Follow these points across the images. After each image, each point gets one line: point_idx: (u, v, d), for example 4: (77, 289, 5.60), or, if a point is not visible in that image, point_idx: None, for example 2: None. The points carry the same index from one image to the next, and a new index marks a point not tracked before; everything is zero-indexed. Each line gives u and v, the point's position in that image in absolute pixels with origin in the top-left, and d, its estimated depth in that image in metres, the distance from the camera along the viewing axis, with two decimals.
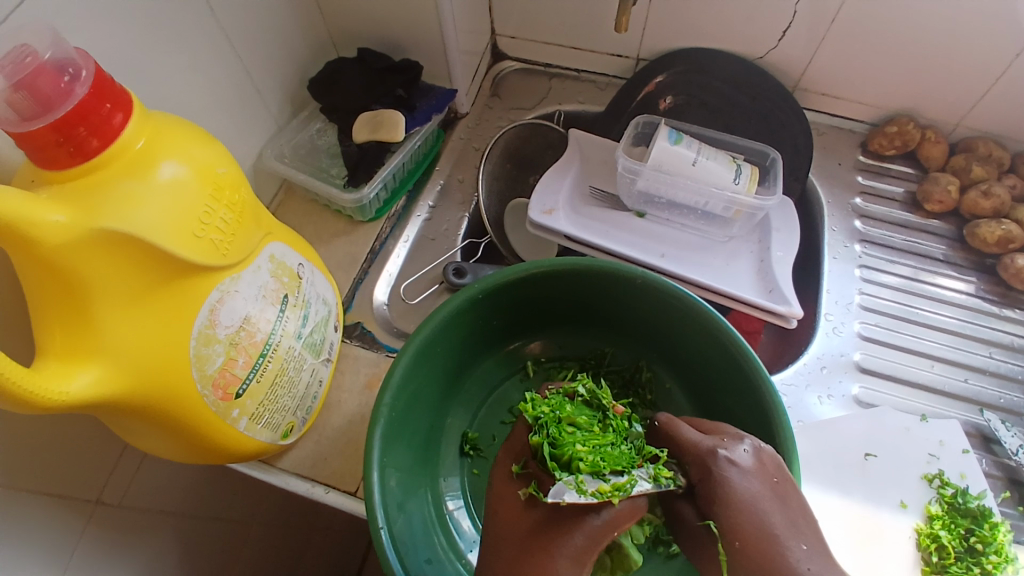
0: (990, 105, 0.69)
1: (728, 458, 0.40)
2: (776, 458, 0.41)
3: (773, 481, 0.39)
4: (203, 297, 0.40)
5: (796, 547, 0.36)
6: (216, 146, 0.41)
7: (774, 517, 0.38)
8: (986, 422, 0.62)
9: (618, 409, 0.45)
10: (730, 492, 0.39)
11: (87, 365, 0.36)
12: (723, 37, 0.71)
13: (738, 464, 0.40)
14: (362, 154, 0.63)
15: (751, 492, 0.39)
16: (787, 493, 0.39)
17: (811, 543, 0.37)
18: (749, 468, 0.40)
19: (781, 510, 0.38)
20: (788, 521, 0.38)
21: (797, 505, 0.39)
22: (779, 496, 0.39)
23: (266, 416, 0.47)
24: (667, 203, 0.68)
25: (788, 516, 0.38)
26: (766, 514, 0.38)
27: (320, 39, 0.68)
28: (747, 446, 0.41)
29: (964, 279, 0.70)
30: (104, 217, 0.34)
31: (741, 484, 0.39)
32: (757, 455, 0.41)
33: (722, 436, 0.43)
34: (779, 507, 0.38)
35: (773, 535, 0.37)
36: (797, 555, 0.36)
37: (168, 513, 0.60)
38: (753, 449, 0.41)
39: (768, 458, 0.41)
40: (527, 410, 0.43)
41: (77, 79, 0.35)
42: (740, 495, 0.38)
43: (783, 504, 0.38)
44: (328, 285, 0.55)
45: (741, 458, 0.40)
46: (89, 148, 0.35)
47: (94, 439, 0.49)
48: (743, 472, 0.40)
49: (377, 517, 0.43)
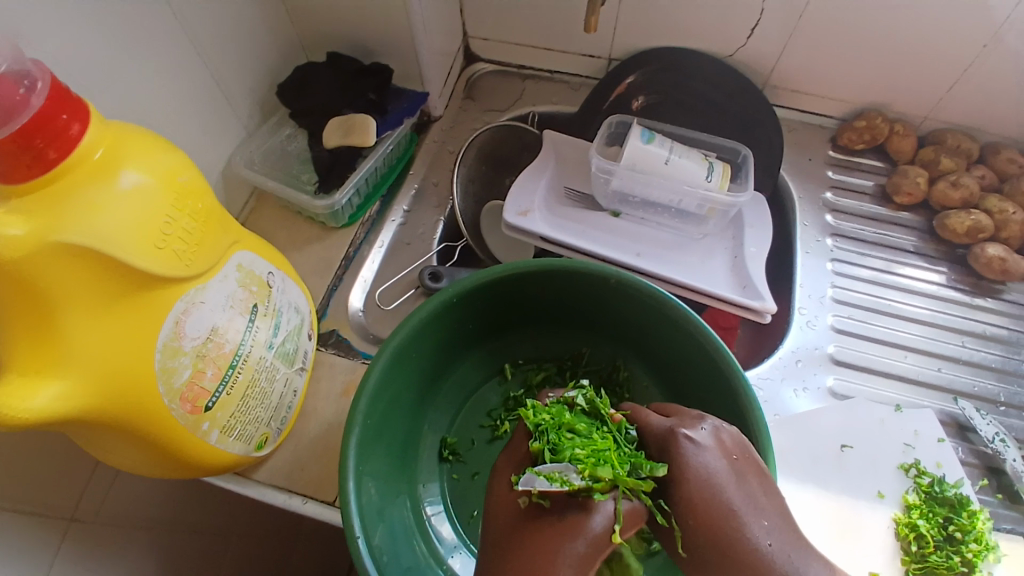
0: (956, 98, 0.70)
1: (689, 438, 0.41)
2: (736, 438, 0.42)
3: (727, 458, 0.41)
4: (168, 308, 0.39)
5: (756, 524, 0.38)
6: (178, 154, 0.41)
7: (732, 494, 0.39)
8: (961, 411, 0.62)
9: (617, 416, 0.45)
10: (687, 471, 0.40)
11: (50, 380, 0.35)
12: (694, 35, 0.71)
13: (698, 443, 0.41)
14: (334, 159, 0.63)
15: (711, 470, 0.40)
16: (746, 472, 0.40)
17: (773, 519, 0.39)
18: (707, 446, 0.41)
19: (739, 489, 0.39)
20: (746, 497, 0.39)
21: (757, 482, 0.40)
22: (737, 473, 0.40)
23: (238, 427, 0.46)
24: (642, 201, 0.68)
25: (745, 493, 0.39)
26: (722, 491, 0.39)
27: (289, 44, 0.67)
28: (707, 427, 0.42)
29: (937, 270, 0.71)
30: (61, 230, 0.34)
31: (700, 462, 0.40)
32: (716, 435, 0.42)
33: (684, 416, 0.44)
34: (737, 483, 0.40)
35: (732, 512, 0.38)
36: (758, 533, 0.38)
37: (144, 528, 0.59)
38: (712, 429, 0.42)
39: (727, 438, 0.42)
40: (528, 415, 0.44)
41: (34, 89, 0.34)
42: (699, 473, 0.40)
43: (741, 481, 0.40)
44: (301, 293, 0.54)
45: (701, 438, 0.41)
46: (48, 158, 0.34)
47: (64, 454, 0.48)
48: (701, 450, 0.41)
49: (353, 526, 0.42)
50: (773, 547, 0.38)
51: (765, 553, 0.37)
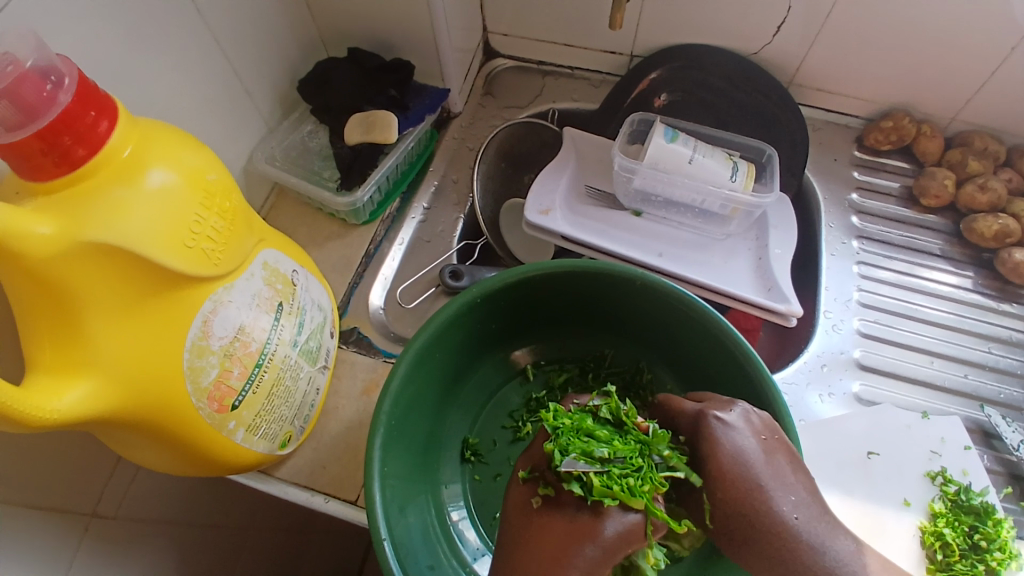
0: (985, 99, 0.69)
1: (720, 419, 0.41)
2: (767, 418, 0.42)
3: (759, 439, 0.41)
4: (196, 308, 0.39)
5: (784, 499, 0.39)
6: (205, 151, 0.40)
7: (762, 471, 0.40)
8: (987, 418, 0.62)
9: (642, 426, 0.43)
10: (718, 449, 0.40)
11: (77, 380, 0.35)
12: (718, 33, 0.70)
13: (730, 425, 0.41)
14: (355, 155, 0.62)
15: (743, 450, 0.40)
16: (777, 451, 0.41)
17: (801, 494, 0.40)
18: (739, 427, 0.41)
19: (769, 466, 0.40)
20: (775, 473, 0.40)
21: (786, 460, 0.41)
22: (769, 453, 0.40)
23: (263, 426, 0.46)
24: (664, 201, 0.67)
25: (775, 469, 0.40)
26: (754, 469, 0.40)
27: (310, 38, 0.66)
28: (739, 411, 0.42)
29: (962, 274, 0.70)
30: (91, 229, 0.33)
31: (731, 441, 0.40)
32: (748, 417, 0.42)
33: (715, 401, 0.44)
34: (768, 462, 0.40)
35: (760, 488, 0.39)
36: (786, 507, 0.39)
37: (165, 523, 0.59)
38: (743, 411, 0.42)
39: (758, 420, 0.42)
40: (547, 419, 0.43)
41: (61, 86, 0.34)
42: (730, 451, 0.40)
43: (771, 460, 0.40)
44: (323, 290, 0.54)
45: (733, 419, 0.41)
46: (75, 156, 0.34)
47: (87, 451, 0.48)
48: (733, 431, 0.41)
49: (378, 529, 0.42)
50: (800, 520, 0.39)
51: (791, 526, 0.38)
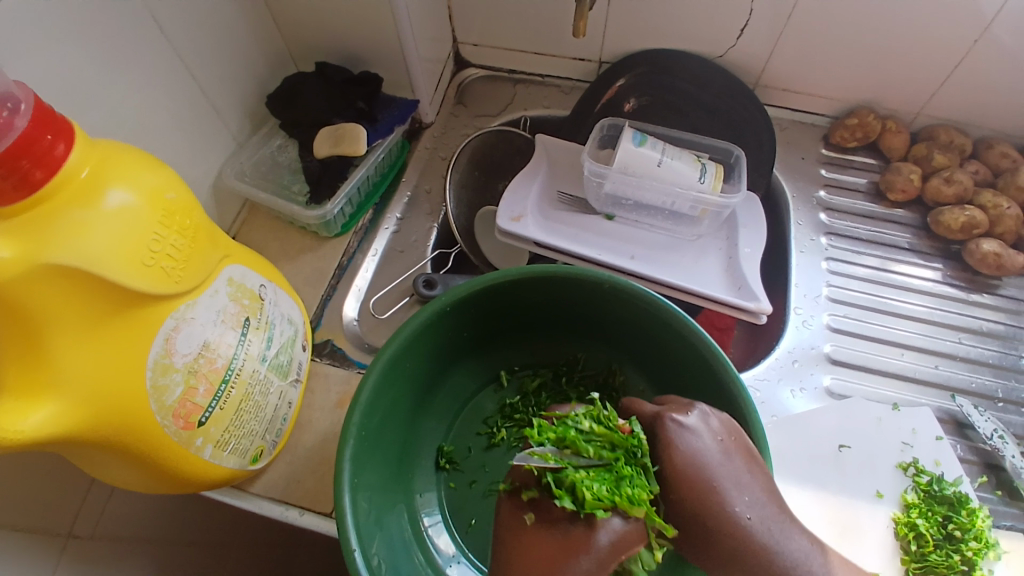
0: (948, 94, 0.70)
1: (676, 420, 0.42)
2: (723, 420, 0.43)
3: (717, 440, 0.41)
4: (158, 326, 0.39)
5: (739, 499, 0.40)
6: (165, 170, 0.41)
7: (718, 472, 0.40)
8: (958, 408, 0.62)
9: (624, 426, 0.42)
10: (672, 452, 0.41)
11: (39, 403, 0.35)
12: (683, 36, 0.71)
13: (687, 427, 0.42)
14: (324, 168, 0.63)
15: (699, 451, 0.41)
16: (734, 452, 0.41)
17: (756, 494, 0.40)
18: (696, 428, 0.42)
19: (724, 468, 0.40)
20: (732, 474, 0.40)
21: (743, 460, 0.41)
22: (726, 454, 0.41)
23: (232, 442, 0.46)
24: (634, 204, 0.68)
25: (731, 470, 0.40)
26: (710, 470, 0.40)
27: (278, 54, 0.67)
28: (697, 414, 0.43)
29: (931, 267, 0.71)
30: (48, 251, 0.34)
31: (686, 444, 0.41)
32: (705, 419, 0.42)
33: (676, 404, 0.44)
34: (723, 463, 0.41)
35: (715, 487, 0.40)
36: (740, 506, 0.39)
37: (142, 542, 0.59)
38: (700, 414, 0.42)
39: (716, 422, 0.42)
40: (533, 435, 0.42)
41: (18, 112, 0.34)
42: (687, 453, 0.41)
43: (728, 461, 0.41)
44: (293, 304, 0.54)
45: (690, 422, 0.42)
46: (34, 179, 0.34)
47: (60, 470, 0.48)
48: (689, 433, 0.41)
49: (350, 539, 0.42)
50: (753, 519, 0.39)
51: (745, 526, 0.39)
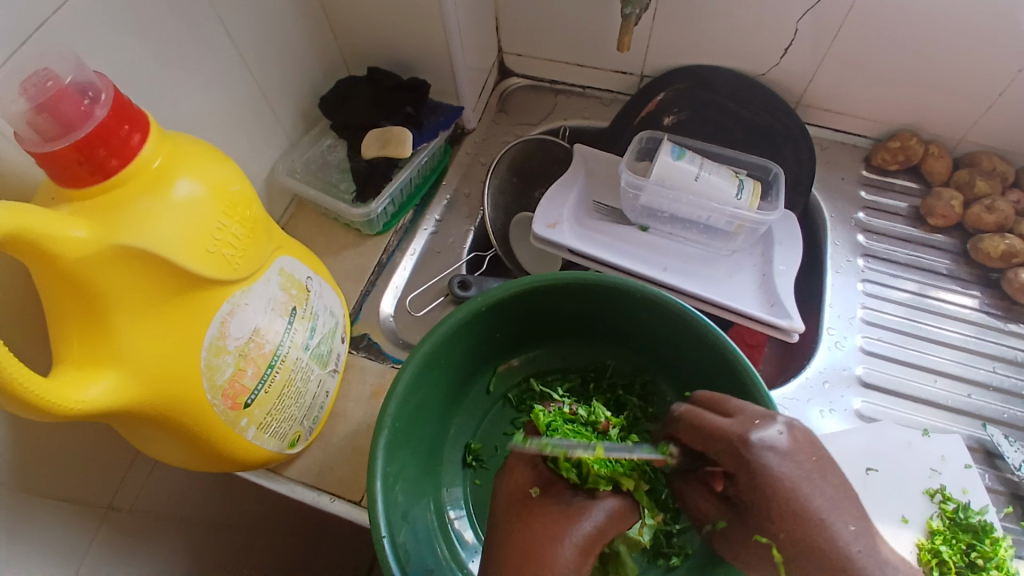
0: (994, 120, 0.69)
1: (763, 440, 0.39)
2: (806, 435, 0.40)
3: (811, 459, 0.39)
4: (215, 309, 0.41)
5: (844, 527, 0.37)
6: (229, 164, 0.43)
7: (821, 500, 0.38)
8: (989, 437, 0.61)
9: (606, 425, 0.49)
10: (770, 477, 0.38)
11: (102, 374, 0.37)
12: (726, 54, 0.72)
13: (775, 448, 0.39)
14: (371, 170, 0.65)
15: (790, 474, 0.38)
16: (826, 469, 0.39)
17: (858, 521, 0.38)
18: (786, 449, 0.39)
19: (821, 490, 0.38)
20: (830, 496, 0.38)
21: (836, 478, 0.39)
22: (819, 472, 0.39)
23: (273, 424, 0.48)
24: (670, 216, 0.69)
25: (831, 494, 0.38)
26: (813, 499, 0.37)
27: (331, 57, 0.70)
28: (780, 427, 0.40)
29: (970, 294, 0.70)
30: (121, 234, 0.36)
31: (782, 468, 0.38)
32: (790, 434, 0.40)
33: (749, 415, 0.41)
34: (820, 486, 0.38)
35: (818, 518, 0.37)
36: (848, 536, 0.37)
37: (176, 519, 0.62)
38: (787, 428, 0.40)
39: (801, 435, 0.40)
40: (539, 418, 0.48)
41: (98, 101, 0.36)
42: (783, 479, 0.38)
43: (822, 481, 0.38)
44: (336, 297, 0.56)
45: (776, 439, 0.39)
46: (109, 167, 0.36)
47: (107, 445, 0.51)
48: (782, 454, 0.39)
49: (379, 526, 0.44)
50: (864, 549, 0.37)
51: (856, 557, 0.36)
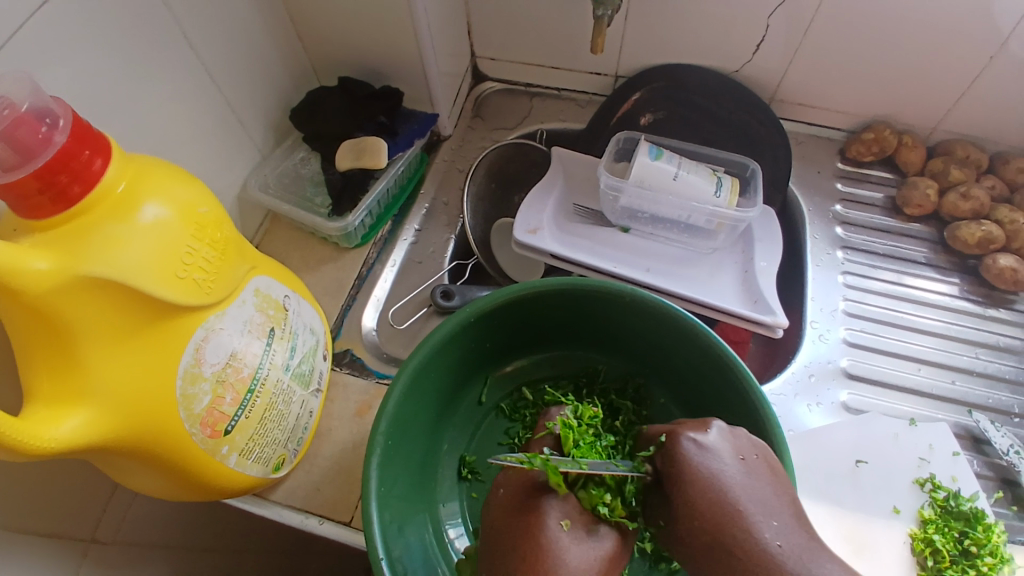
0: (965, 109, 0.70)
1: (694, 440, 0.41)
2: (743, 439, 0.42)
3: (739, 459, 0.41)
4: (189, 335, 0.40)
5: (767, 524, 0.38)
6: (197, 185, 0.42)
7: (744, 496, 0.39)
8: (975, 423, 0.62)
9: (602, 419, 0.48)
10: (697, 474, 0.40)
11: (74, 410, 0.36)
12: (699, 52, 0.72)
13: (705, 447, 0.41)
14: (346, 182, 0.64)
15: (720, 472, 0.40)
16: (758, 472, 0.40)
17: (784, 520, 0.39)
18: (713, 447, 0.41)
19: (749, 489, 0.39)
20: (756, 496, 0.39)
21: (767, 481, 0.40)
22: (747, 473, 0.40)
23: (256, 450, 0.47)
24: (650, 217, 0.68)
25: (755, 493, 0.39)
26: (736, 492, 0.39)
27: (301, 68, 0.69)
28: (715, 431, 0.42)
29: (948, 282, 0.71)
30: (86, 263, 0.35)
31: (706, 464, 0.40)
32: (723, 436, 0.42)
33: (688, 423, 0.43)
34: (746, 483, 0.40)
35: (740, 510, 0.38)
36: (770, 532, 0.38)
37: (161, 547, 0.60)
38: (719, 431, 0.42)
39: (736, 441, 0.42)
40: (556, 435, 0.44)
41: (57, 127, 0.35)
42: (704, 474, 0.40)
43: (750, 480, 0.40)
44: (315, 314, 0.55)
45: (710, 441, 0.41)
46: (72, 194, 0.35)
47: (86, 478, 0.49)
48: (708, 452, 0.41)
49: (376, 547, 0.43)
50: (784, 547, 0.37)
51: (775, 554, 0.37)
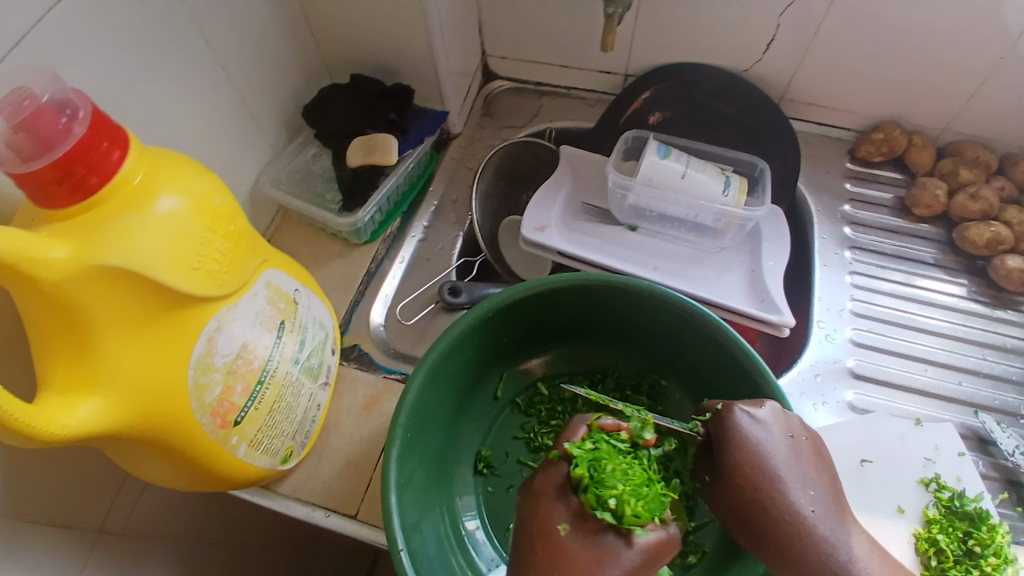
0: (975, 110, 0.70)
1: (748, 413, 0.42)
2: (793, 418, 0.44)
3: (788, 437, 0.42)
4: (202, 326, 0.41)
5: (803, 493, 0.41)
6: (212, 178, 0.43)
7: (785, 468, 0.41)
8: (981, 424, 0.62)
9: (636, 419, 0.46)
10: (748, 445, 0.41)
11: (89, 397, 0.37)
12: (708, 51, 0.72)
13: (758, 420, 0.42)
14: (355, 178, 0.65)
15: (769, 444, 0.42)
16: (801, 449, 0.43)
17: (819, 491, 0.41)
18: (765, 421, 0.42)
19: (791, 463, 0.42)
20: (796, 470, 0.41)
21: (809, 457, 0.43)
22: (793, 449, 0.42)
23: (264, 442, 0.48)
24: (658, 215, 0.69)
25: (796, 466, 0.42)
26: (778, 464, 0.41)
27: (313, 65, 0.69)
28: (769, 408, 0.43)
29: (956, 283, 0.71)
30: (102, 253, 0.35)
31: (758, 437, 0.42)
32: (776, 413, 0.43)
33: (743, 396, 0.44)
34: (791, 458, 0.42)
35: (781, 480, 0.41)
36: (803, 501, 0.41)
37: (170, 537, 0.61)
38: (773, 408, 0.43)
39: (784, 417, 0.43)
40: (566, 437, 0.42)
41: (76, 118, 0.36)
42: (753, 446, 0.41)
43: (795, 456, 0.42)
44: (325, 308, 0.56)
45: (763, 414, 0.42)
46: (89, 184, 0.36)
47: (97, 468, 0.50)
48: (761, 426, 0.42)
49: (396, 538, 0.43)
50: (815, 513, 0.40)
51: (806, 519, 0.40)
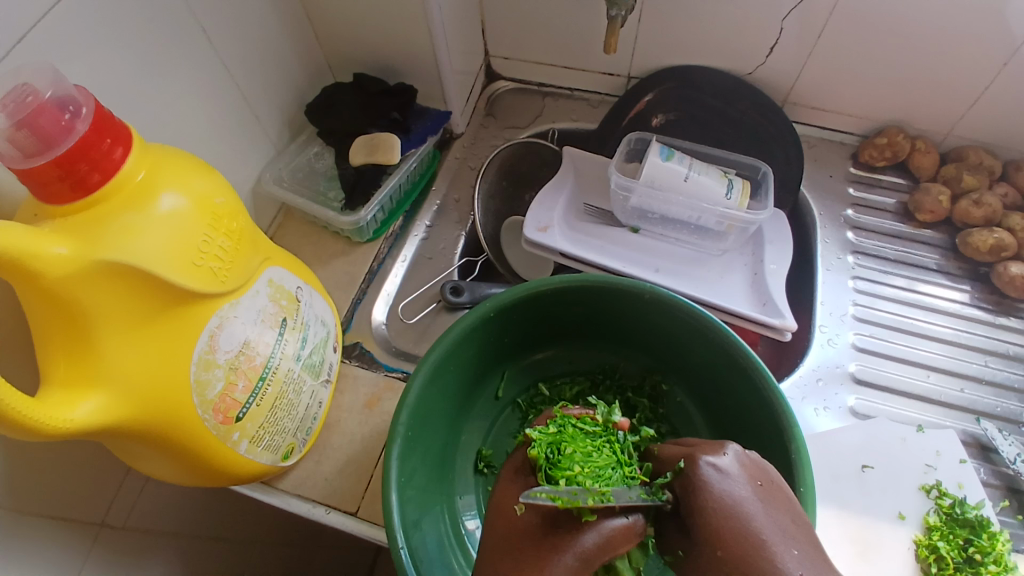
0: (979, 115, 0.70)
1: (713, 464, 0.38)
2: (762, 468, 0.39)
3: (756, 485, 0.37)
4: (203, 324, 0.41)
5: (787, 552, 0.34)
6: (214, 176, 0.42)
7: (761, 523, 0.35)
8: (983, 431, 0.62)
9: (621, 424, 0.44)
10: (712, 497, 0.36)
11: (89, 394, 0.36)
12: (711, 54, 0.72)
13: (723, 470, 0.37)
14: (358, 176, 0.65)
15: (737, 497, 0.36)
16: (774, 499, 0.37)
17: (802, 548, 0.34)
18: (731, 471, 0.38)
19: (769, 517, 0.35)
20: (774, 522, 0.35)
21: (787, 512, 0.36)
22: (766, 499, 0.36)
23: (266, 438, 0.47)
24: (660, 217, 0.68)
25: (775, 521, 0.35)
26: (753, 518, 0.35)
27: (316, 63, 0.69)
28: (731, 453, 0.39)
29: (959, 289, 0.71)
30: (104, 250, 0.35)
31: (725, 491, 0.36)
32: (739, 460, 0.38)
33: (705, 444, 0.40)
34: (768, 511, 0.36)
35: (760, 539, 0.34)
36: (793, 564, 0.33)
37: (170, 534, 0.61)
38: (735, 454, 0.39)
39: (750, 463, 0.39)
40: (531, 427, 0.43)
41: (79, 115, 0.36)
42: (719, 499, 0.36)
43: (770, 506, 0.36)
44: (326, 306, 0.56)
45: (726, 464, 0.38)
46: (91, 182, 0.36)
47: (98, 463, 0.50)
48: (727, 478, 0.37)
49: (396, 537, 0.43)
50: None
51: None
